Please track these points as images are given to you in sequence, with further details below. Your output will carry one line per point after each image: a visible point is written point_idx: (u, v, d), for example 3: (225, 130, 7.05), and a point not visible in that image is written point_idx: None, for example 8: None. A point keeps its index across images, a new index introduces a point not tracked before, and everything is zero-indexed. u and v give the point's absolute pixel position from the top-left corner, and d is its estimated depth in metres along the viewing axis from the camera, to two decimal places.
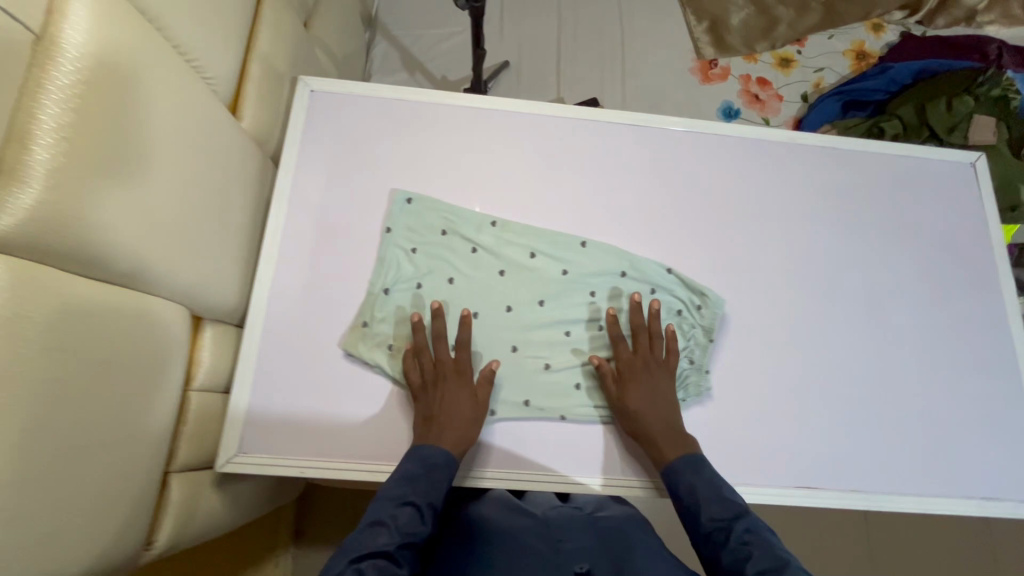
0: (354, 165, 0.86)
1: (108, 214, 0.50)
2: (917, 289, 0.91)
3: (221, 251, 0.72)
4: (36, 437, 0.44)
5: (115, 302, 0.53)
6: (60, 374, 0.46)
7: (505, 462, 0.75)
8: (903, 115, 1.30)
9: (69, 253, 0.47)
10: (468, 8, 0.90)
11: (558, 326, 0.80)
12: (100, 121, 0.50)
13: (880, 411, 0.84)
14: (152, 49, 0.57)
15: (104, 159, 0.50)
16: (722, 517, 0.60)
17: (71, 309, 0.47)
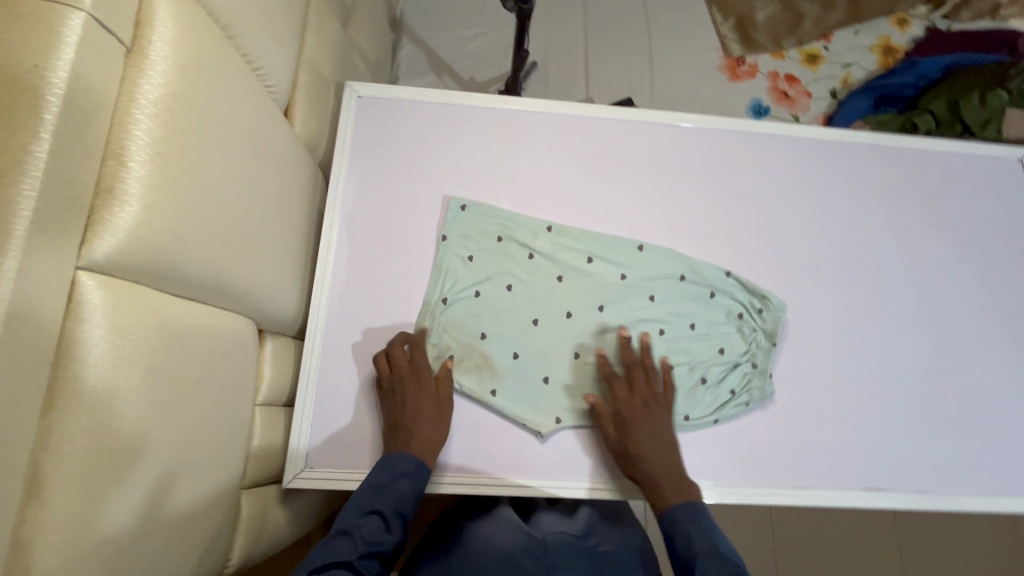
0: (405, 172, 0.85)
1: (193, 230, 0.49)
2: (972, 287, 0.91)
3: (282, 262, 0.70)
4: (137, 462, 0.43)
5: (199, 319, 0.52)
6: (158, 397, 0.45)
7: (475, 468, 0.73)
8: (935, 110, 1.28)
9: (163, 272, 0.47)
10: (514, 11, 0.89)
11: (619, 332, 0.80)
12: (186, 135, 0.48)
13: (943, 411, 0.84)
14: (226, 60, 0.56)
15: (190, 175, 0.49)
16: (702, 564, 0.61)
17: (167, 329, 0.46)
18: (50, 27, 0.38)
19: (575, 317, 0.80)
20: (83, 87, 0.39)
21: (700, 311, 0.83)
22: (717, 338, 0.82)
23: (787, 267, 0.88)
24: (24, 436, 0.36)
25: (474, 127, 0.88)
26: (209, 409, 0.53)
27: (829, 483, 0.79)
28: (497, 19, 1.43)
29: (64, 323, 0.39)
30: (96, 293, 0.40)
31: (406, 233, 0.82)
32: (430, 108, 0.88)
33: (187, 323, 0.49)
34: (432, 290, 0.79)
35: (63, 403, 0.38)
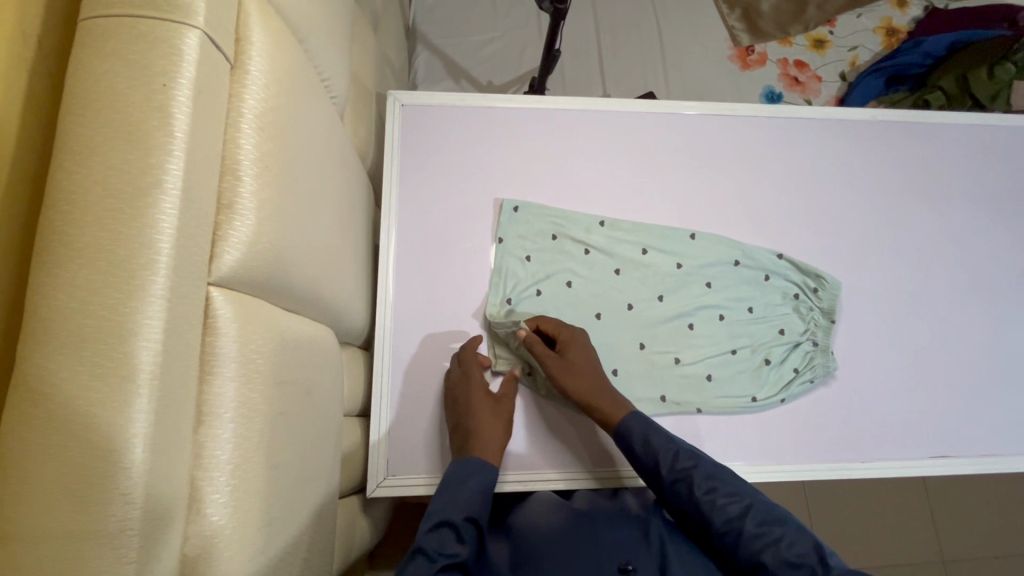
0: (456, 175, 0.85)
1: (293, 241, 0.50)
2: (1010, 254, 0.94)
3: (351, 271, 0.71)
4: (275, 474, 0.43)
5: (302, 330, 0.52)
6: (281, 408, 0.45)
7: (524, 465, 0.75)
8: (945, 86, 1.33)
9: (274, 284, 0.47)
10: (549, 11, 0.90)
11: (682, 320, 0.82)
12: (281, 147, 0.49)
13: (994, 377, 0.88)
14: (304, 73, 0.56)
15: (288, 187, 0.50)
16: (678, 469, 0.64)
17: (283, 341, 0.46)
18: (170, 46, 0.38)
19: (637, 308, 0.81)
20: (203, 104, 0.40)
21: (756, 293, 0.85)
22: (776, 320, 0.84)
23: (832, 246, 0.90)
24: (183, 454, 0.36)
25: (517, 126, 0.89)
26: (315, 419, 0.53)
27: (893, 454, 0.82)
28: (509, 21, 1.44)
29: (203, 340, 0.39)
30: (226, 309, 0.40)
31: (462, 237, 0.83)
32: (474, 111, 0.88)
33: (295, 333, 0.50)
34: (495, 291, 0.80)
35: (211, 420, 0.38)
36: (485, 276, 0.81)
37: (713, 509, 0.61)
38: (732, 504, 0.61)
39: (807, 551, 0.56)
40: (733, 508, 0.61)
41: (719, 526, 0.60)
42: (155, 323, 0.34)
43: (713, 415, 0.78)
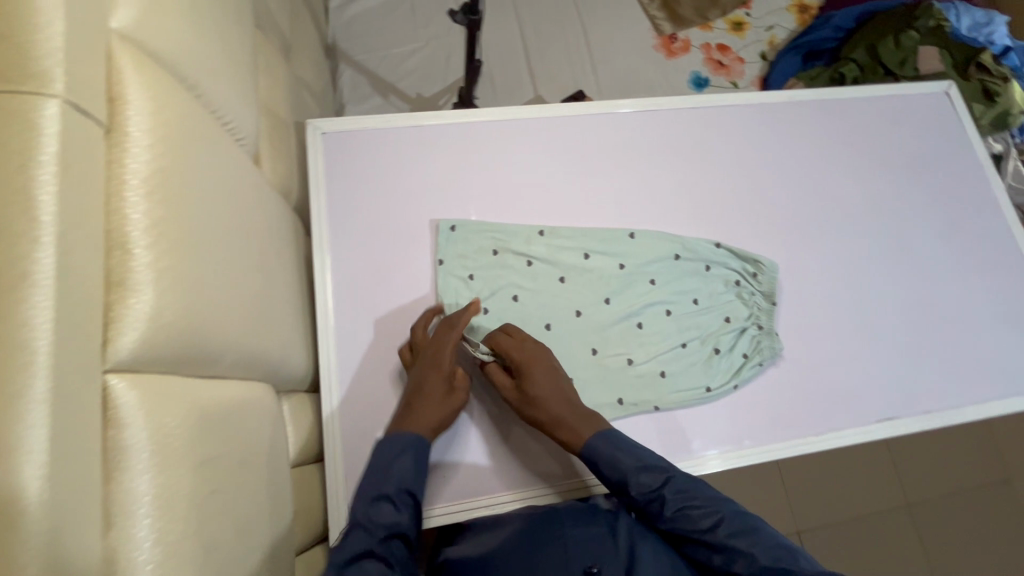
0: (388, 200, 0.83)
1: (207, 304, 0.47)
2: (926, 217, 1.00)
3: (285, 316, 0.68)
4: (210, 558, 0.41)
5: (228, 396, 0.49)
6: (212, 487, 0.43)
7: (459, 493, 0.75)
8: (857, 58, 1.38)
9: (190, 353, 0.44)
10: (464, 22, 0.88)
11: (631, 321, 0.82)
12: (180, 208, 0.46)
13: (926, 335, 0.93)
14: (201, 123, 0.53)
15: (195, 249, 0.47)
16: (648, 488, 0.65)
17: (206, 413, 0.44)
18: (26, 121, 0.35)
19: (586, 314, 0.81)
20: (74, 179, 0.36)
21: (698, 284, 0.87)
22: (720, 308, 0.86)
23: (766, 229, 0.92)
24: (94, 563, 0.33)
25: (444, 142, 0.87)
26: (259, 483, 0.51)
27: (847, 423, 0.85)
28: (432, 31, 1.41)
29: (103, 434, 0.36)
30: (130, 395, 0.38)
31: (401, 263, 0.80)
32: (399, 133, 0.86)
33: (219, 402, 0.47)
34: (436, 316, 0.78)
35: (123, 520, 0.35)
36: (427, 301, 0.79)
37: (687, 522, 0.62)
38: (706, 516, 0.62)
39: (779, 553, 0.58)
40: (706, 522, 0.61)
41: (693, 539, 0.62)
42: (38, 431, 0.31)
43: (671, 412, 0.79)
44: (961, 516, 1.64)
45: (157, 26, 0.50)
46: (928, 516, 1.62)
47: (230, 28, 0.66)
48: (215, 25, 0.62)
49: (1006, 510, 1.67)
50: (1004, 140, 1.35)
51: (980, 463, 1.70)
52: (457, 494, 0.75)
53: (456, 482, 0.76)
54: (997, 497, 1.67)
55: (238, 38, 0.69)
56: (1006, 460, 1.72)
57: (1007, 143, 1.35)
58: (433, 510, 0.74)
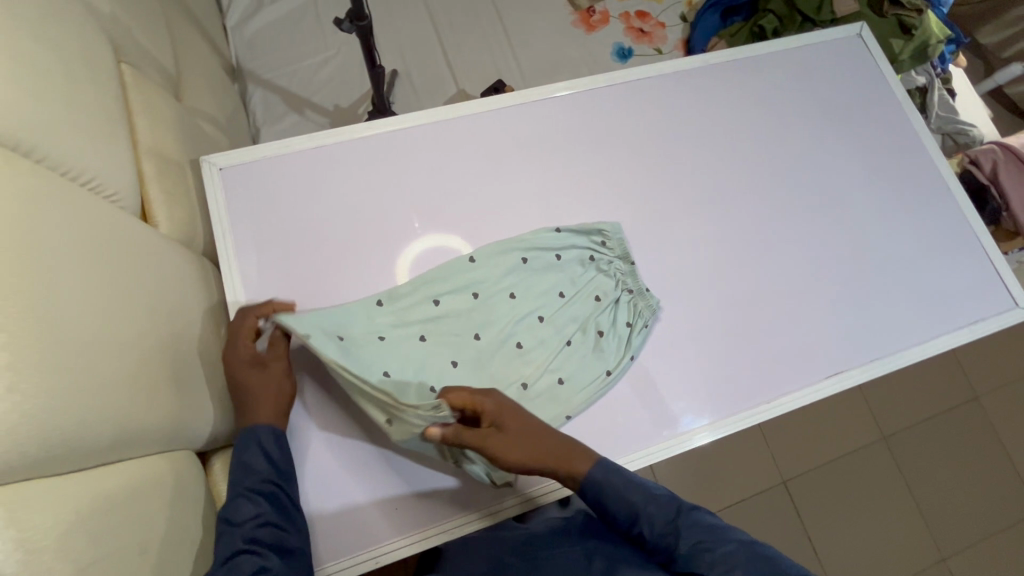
0: (300, 231, 0.80)
1: (68, 395, 0.45)
2: (852, 165, 1.00)
3: (200, 374, 0.65)
4: None
5: (100, 484, 0.48)
6: None
7: (356, 543, 0.70)
8: (773, 9, 1.35)
9: (50, 454, 0.43)
10: (354, 29, 0.84)
11: (509, 343, 0.79)
12: (12, 302, 0.43)
13: (865, 283, 0.94)
14: (45, 198, 0.50)
15: (50, 342, 0.45)
16: (663, 523, 0.62)
17: (69, 518, 0.43)
18: None
19: (462, 355, 0.76)
20: None
21: (563, 282, 0.84)
22: (587, 290, 0.84)
23: (690, 204, 0.93)
24: None
25: (355, 162, 0.84)
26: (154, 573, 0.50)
27: (794, 384, 0.86)
28: (341, 37, 1.35)
29: None
30: None
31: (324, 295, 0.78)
32: (302, 157, 0.83)
33: (90, 502, 0.46)
34: None
35: None
36: None
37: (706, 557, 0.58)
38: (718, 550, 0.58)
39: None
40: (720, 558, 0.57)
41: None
42: None
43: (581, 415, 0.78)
44: (935, 440, 1.69)
45: None
46: (904, 446, 1.67)
47: (85, 79, 0.61)
48: (63, 80, 0.57)
49: (976, 426, 1.73)
50: (926, 73, 1.37)
51: (947, 386, 1.76)
52: (354, 545, 0.70)
53: (354, 531, 0.71)
54: (966, 416, 1.73)
55: (99, 87, 0.64)
56: (969, 378, 1.78)
57: (929, 75, 1.38)
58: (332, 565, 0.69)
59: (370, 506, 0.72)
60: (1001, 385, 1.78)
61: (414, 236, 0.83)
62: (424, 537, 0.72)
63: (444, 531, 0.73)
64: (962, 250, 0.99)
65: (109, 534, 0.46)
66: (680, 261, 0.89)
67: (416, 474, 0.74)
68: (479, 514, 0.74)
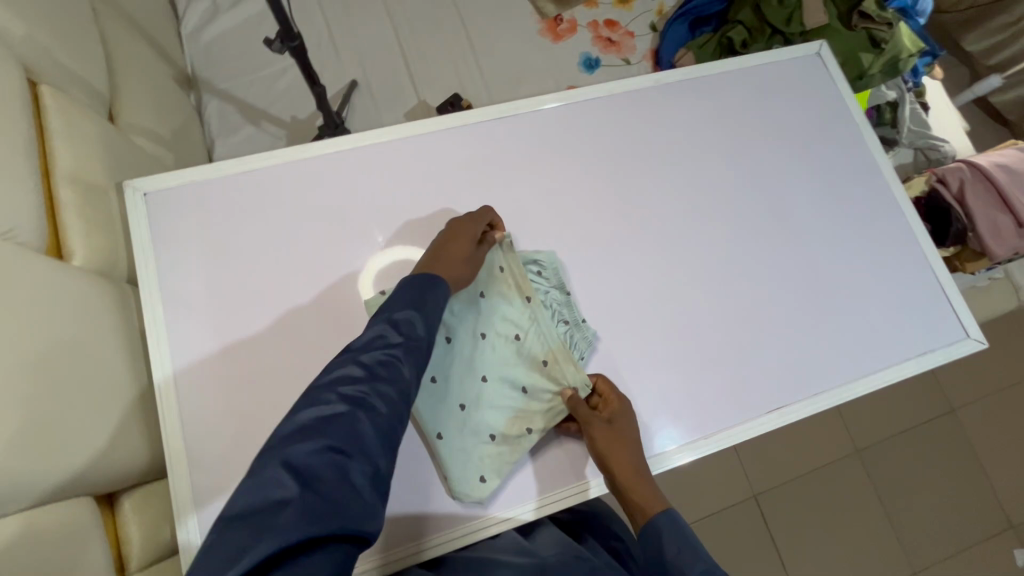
0: (226, 260, 0.79)
1: None
2: (806, 187, 0.98)
3: (107, 415, 0.65)
4: None
5: None
6: None
7: (450, 522, 0.75)
8: (743, 19, 1.33)
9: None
10: (286, 49, 0.82)
11: (472, 379, 0.78)
12: None
13: (815, 311, 0.91)
14: None
15: None
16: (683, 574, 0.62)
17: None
18: None
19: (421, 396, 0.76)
20: None
21: (513, 314, 0.80)
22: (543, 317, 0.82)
23: (637, 228, 0.91)
24: None
25: (288, 188, 0.83)
26: None
27: (738, 417, 0.84)
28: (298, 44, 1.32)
29: None
30: None
31: (251, 325, 0.77)
32: (232, 182, 0.82)
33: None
34: (307, 372, 0.76)
35: None
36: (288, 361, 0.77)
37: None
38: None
39: None
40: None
41: None
42: None
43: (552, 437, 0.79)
44: (908, 456, 1.67)
45: None
46: (876, 461, 1.65)
47: None
48: None
49: (950, 441, 1.71)
50: (897, 88, 1.35)
51: (923, 400, 1.73)
52: (443, 527, 0.75)
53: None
54: (940, 431, 1.71)
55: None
56: (945, 393, 1.75)
57: (900, 90, 1.36)
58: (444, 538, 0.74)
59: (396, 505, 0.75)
60: (980, 402, 1.75)
61: (346, 265, 0.82)
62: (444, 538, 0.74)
63: (463, 536, 0.74)
64: (915, 276, 0.97)
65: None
66: (624, 287, 0.87)
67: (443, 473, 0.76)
68: (559, 496, 0.78)
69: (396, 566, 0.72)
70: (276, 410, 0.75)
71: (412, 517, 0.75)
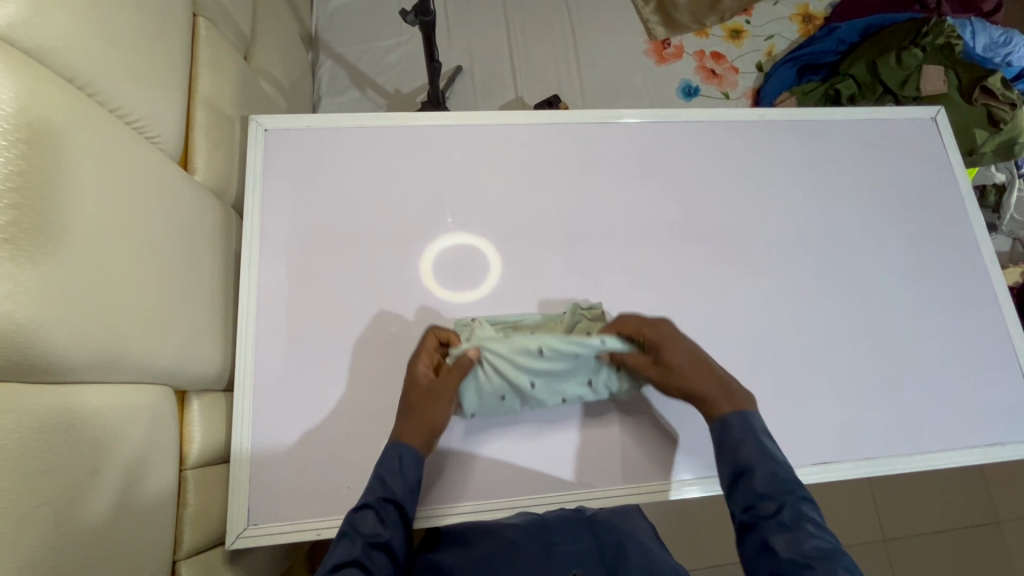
0: (323, 205, 0.84)
1: (80, 316, 0.51)
2: (894, 249, 0.96)
3: (197, 321, 0.71)
4: (40, 541, 0.45)
5: (93, 395, 0.53)
6: (58, 481, 0.47)
7: (484, 494, 0.77)
8: (856, 74, 1.30)
9: (45, 364, 0.48)
10: (418, 23, 0.88)
11: (539, 395, 0.75)
12: (52, 219, 0.49)
13: (880, 374, 0.89)
14: (88, 132, 0.55)
15: (72, 262, 0.50)
16: (773, 488, 0.58)
17: (51, 424, 0.47)
18: None
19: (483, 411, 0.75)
20: None
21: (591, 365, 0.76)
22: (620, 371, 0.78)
23: (713, 254, 0.91)
24: None
25: (391, 149, 0.88)
26: (122, 481, 0.55)
27: None
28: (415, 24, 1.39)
29: None
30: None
31: (333, 268, 0.82)
32: (342, 135, 0.88)
33: (73, 412, 0.50)
34: (376, 322, 0.81)
35: None
36: (362, 309, 0.81)
37: (799, 540, 0.54)
38: (804, 540, 0.53)
39: (830, 546, 0.53)
40: (820, 549, 0.53)
41: (753, 491, 0.58)
42: None
43: (604, 436, 0.81)
44: (943, 560, 1.51)
45: (39, 27, 0.51)
46: (901, 555, 1.50)
47: (155, 29, 0.68)
48: (129, 24, 0.63)
49: (990, 556, 1.53)
50: (1008, 170, 1.28)
51: (968, 502, 1.58)
52: (476, 497, 0.77)
53: (297, 499, 0.74)
54: (981, 541, 1.54)
55: (164, 35, 0.69)
56: (993, 501, 1.59)
57: (1011, 173, 1.28)
58: (475, 509, 0.76)
59: (451, 464, 0.78)
60: None
61: (431, 232, 0.86)
62: (489, 507, 0.76)
63: (506, 508, 0.76)
64: (995, 361, 0.92)
65: (86, 441, 0.51)
66: (690, 310, 0.87)
67: (498, 443, 0.79)
68: (594, 492, 0.79)
69: (439, 521, 0.75)
70: (340, 352, 0.79)
71: (458, 478, 0.77)
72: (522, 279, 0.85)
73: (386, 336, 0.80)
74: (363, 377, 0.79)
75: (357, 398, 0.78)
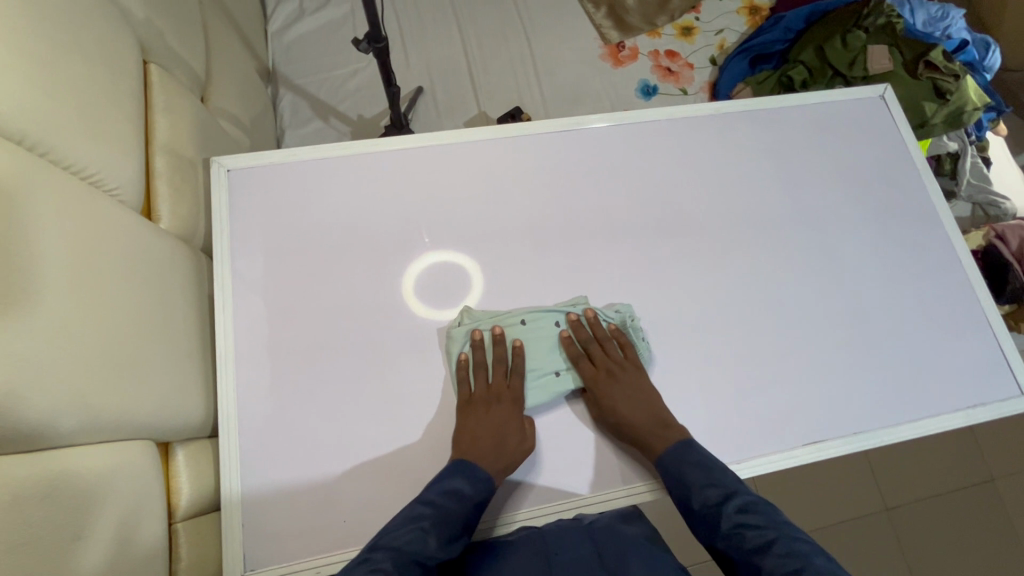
0: (293, 239, 0.84)
1: (53, 381, 0.50)
2: (858, 226, 0.98)
3: (177, 371, 0.70)
4: None
5: (71, 459, 0.52)
6: (41, 551, 0.46)
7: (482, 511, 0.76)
8: (806, 59, 1.34)
9: (19, 432, 0.47)
10: (371, 50, 0.88)
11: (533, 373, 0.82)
12: (16, 285, 0.48)
13: (859, 349, 0.91)
14: (45, 192, 0.54)
15: (43, 326, 0.50)
16: (711, 501, 0.68)
17: (29, 494, 0.46)
18: None
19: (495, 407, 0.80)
20: None
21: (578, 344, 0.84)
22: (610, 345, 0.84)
23: (686, 248, 0.92)
24: None
25: (356, 177, 0.88)
26: (111, 543, 0.54)
27: (771, 447, 0.83)
28: None
29: None
30: None
31: (309, 301, 0.82)
32: (307, 167, 0.87)
33: (51, 478, 0.49)
34: (358, 351, 0.80)
35: None
36: (342, 339, 0.81)
37: (739, 543, 0.63)
38: (749, 537, 0.63)
39: (770, 533, 0.62)
40: (757, 541, 0.62)
41: (700, 509, 0.68)
42: None
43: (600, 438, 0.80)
44: (945, 523, 1.54)
45: None
46: (904, 524, 1.52)
47: (106, 82, 0.67)
48: (79, 81, 0.63)
49: (990, 514, 1.56)
50: (959, 139, 1.32)
51: (962, 464, 1.61)
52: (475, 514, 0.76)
53: (293, 539, 0.73)
54: (980, 501, 1.57)
55: (116, 87, 0.69)
56: (985, 459, 1.62)
57: (963, 142, 1.32)
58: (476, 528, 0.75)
59: None
60: None
61: (405, 254, 0.86)
62: (489, 524, 0.75)
63: (506, 524, 0.75)
64: (966, 325, 0.95)
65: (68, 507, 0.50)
66: (670, 305, 0.88)
67: None
68: (595, 497, 0.77)
69: None
70: (324, 384, 0.79)
71: None
72: (500, 293, 0.86)
73: (369, 364, 0.80)
74: (351, 407, 0.78)
75: (346, 429, 0.77)
